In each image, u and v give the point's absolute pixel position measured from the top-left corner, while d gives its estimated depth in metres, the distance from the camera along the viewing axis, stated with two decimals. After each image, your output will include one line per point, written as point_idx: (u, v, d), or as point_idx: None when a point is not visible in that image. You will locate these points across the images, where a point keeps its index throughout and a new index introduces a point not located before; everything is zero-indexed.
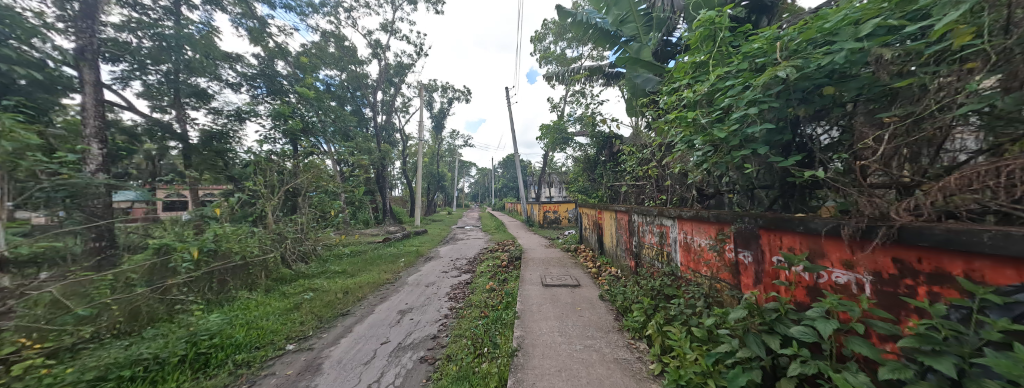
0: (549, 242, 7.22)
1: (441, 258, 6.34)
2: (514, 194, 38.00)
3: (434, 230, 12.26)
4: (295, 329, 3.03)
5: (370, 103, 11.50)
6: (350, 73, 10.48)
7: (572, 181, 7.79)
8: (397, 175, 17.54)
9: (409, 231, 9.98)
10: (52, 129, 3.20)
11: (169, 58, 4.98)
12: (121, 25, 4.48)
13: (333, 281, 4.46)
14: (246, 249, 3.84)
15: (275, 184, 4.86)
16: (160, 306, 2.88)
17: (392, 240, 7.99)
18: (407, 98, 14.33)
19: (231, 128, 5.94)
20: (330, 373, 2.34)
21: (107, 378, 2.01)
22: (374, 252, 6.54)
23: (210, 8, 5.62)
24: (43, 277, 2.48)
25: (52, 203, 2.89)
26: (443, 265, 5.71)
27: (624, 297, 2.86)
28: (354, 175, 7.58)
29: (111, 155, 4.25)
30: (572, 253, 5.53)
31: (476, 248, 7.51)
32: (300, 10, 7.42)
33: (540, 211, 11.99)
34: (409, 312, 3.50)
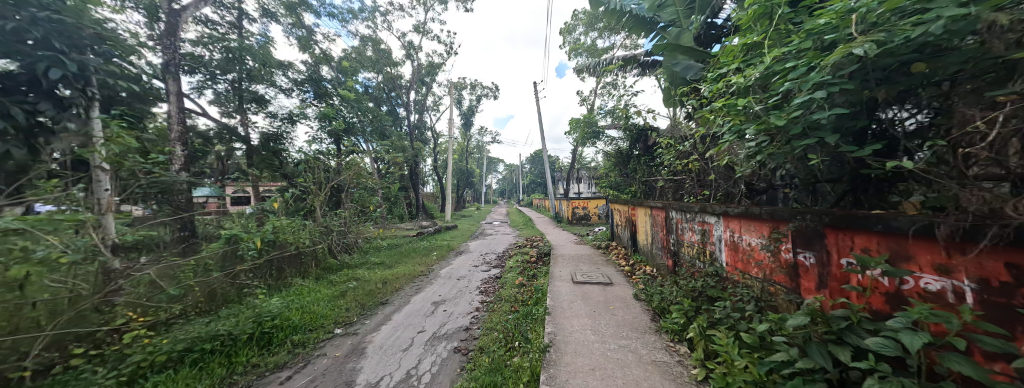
0: (579, 239, 7.12)
1: (471, 252, 6.52)
2: (542, 190, 37.78)
3: (464, 225, 12.59)
4: (341, 315, 3.28)
5: (404, 103, 12.03)
6: (386, 74, 11.03)
7: (603, 176, 7.56)
8: (428, 171, 18.24)
9: (440, 226, 10.39)
10: (146, 134, 3.72)
11: (235, 68, 5.56)
12: (197, 41, 5.08)
13: (373, 271, 4.78)
14: (299, 240, 4.21)
15: (322, 181, 5.17)
16: (232, 289, 3.28)
17: (425, 235, 8.37)
18: (438, 97, 14.78)
19: (284, 130, 6.59)
20: (374, 357, 2.52)
21: (193, 349, 2.35)
22: (409, 245, 6.87)
23: (266, 21, 6.19)
24: (144, 261, 2.85)
25: (148, 198, 3.40)
26: (472, 259, 5.82)
27: (660, 298, 2.74)
28: (390, 172, 8.01)
29: (191, 156, 4.90)
30: (602, 251, 5.37)
31: (504, 243, 7.63)
32: (341, 17, 7.90)
33: (568, 207, 11.88)
34: (441, 304, 3.62)
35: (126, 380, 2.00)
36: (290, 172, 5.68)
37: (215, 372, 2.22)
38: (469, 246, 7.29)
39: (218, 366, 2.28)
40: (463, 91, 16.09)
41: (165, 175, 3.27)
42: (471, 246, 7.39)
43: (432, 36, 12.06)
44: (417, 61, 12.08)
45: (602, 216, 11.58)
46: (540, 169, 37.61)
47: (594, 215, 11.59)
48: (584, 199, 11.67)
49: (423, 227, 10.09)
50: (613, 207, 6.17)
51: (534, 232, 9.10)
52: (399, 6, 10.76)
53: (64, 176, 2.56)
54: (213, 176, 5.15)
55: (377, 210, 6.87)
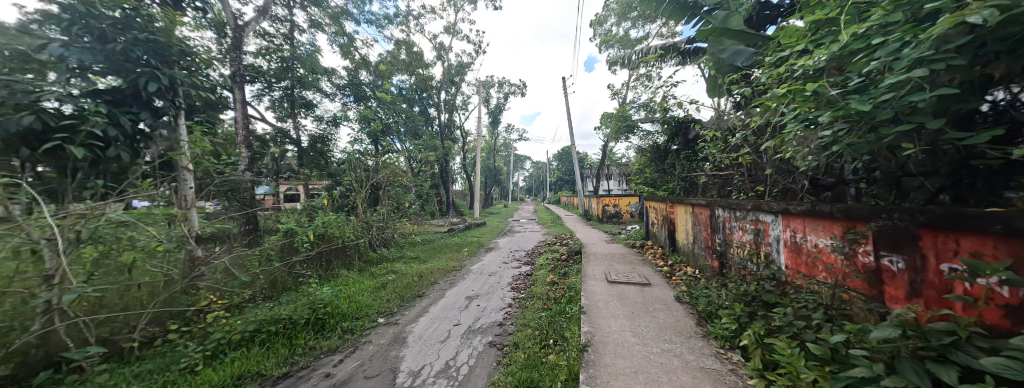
0: (611, 237, 6.90)
1: (501, 249, 6.60)
2: (568, 188, 37.15)
3: (492, 222, 12.77)
4: (383, 305, 3.48)
5: (434, 103, 12.42)
6: (418, 76, 11.44)
7: (637, 173, 7.24)
8: (457, 169, 18.71)
9: (469, 223, 10.63)
10: (218, 139, 4.20)
11: (287, 76, 6.08)
12: (257, 53, 5.61)
13: (410, 265, 5.00)
14: (345, 234, 4.52)
15: (363, 179, 5.50)
16: (289, 278, 3.61)
17: (455, 231, 8.59)
18: (467, 96, 15.07)
19: (329, 132, 7.10)
20: (415, 346, 2.66)
21: (261, 330, 2.64)
22: (441, 241, 7.10)
23: (313, 31, 6.68)
24: (220, 250, 3.22)
25: (220, 195, 3.84)
26: (503, 256, 5.88)
27: (706, 302, 2.57)
28: (423, 170, 8.31)
29: (253, 157, 5.45)
30: (637, 250, 5.17)
31: (533, 241, 7.62)
32: (378, 24, 8.30)
33: (598, 205, 11.57)
34: (474, 299, 3.70)
35: (210, 354, 2.35)
36: (335, 171, 6.11)
37: (279, 351, 2.49)
38: (499, 243, 7.36)
39: (281, 346, 2.55)
40: (490, 89, 16.22)
41: (233, 175, 3.66)
42: (501, 242, 7.48)
43: (461, 37, 12.27)
44: (447, 61, 12.39)
45: (635, 214, 11.11)
46: (567, 166, 36.99)
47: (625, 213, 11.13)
48: (615, 197, 11.32)
49: (454, 224, 10.37)
50: (648, 205, 5.91)
51: (563, 230, 8.99)
52: (430, 9, 11.08)
53: (157, 177, 2.96)
54: (270, 175, 5.69)
55: (411, 206, 7.18)
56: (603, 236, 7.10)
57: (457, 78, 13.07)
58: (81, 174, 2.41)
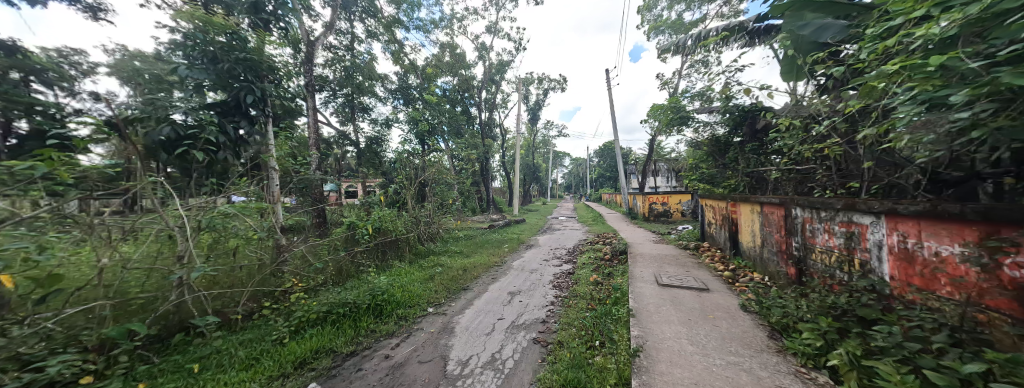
0: (659, 238, 6.48)
1: (542, 246, 6.59)
2: (609, 185, 35.65)
3: (532, 219, 12.84)
4: (432, 296, 3.72)
5: (476, 102, 12.82)
6: (461, 77, 11.90)
7: (692, 168, 6.67)
8: (496, 166, 19.12)
9: (509, 220, 10.79)
10: (296, 142, 4.82)
11: (349, 84, 6.74)
12: (325, 64, 6.30)
13: (454, 259, 5.24)
14: (397, 228, 4.88)
15: (413, 177, 5.87)
16: (352, 267, 4.02)
17: (496, 228, 8.81)
18: (506, 94, 15.26)
19: (382, 134, 7.73)
20: (462, 336, 2.80)
21: (332, 311, 3.01)
22: (482, 237, 7.33)
23: (370, 40, 7.31)
24: (298, 239, 3.69)
25: (297, 191, 4.40)
26: (544, 253, 5.87)
27: (781, 313, 2.28)
28: (465, 168, 8.63)
29: (321, 157, 6.16)
30: (691, 252, 4.77)
31: (574, 239, 7.47)
32: (425, 29, 8.76)
33: (644, 203, 10.99)
34: (517, 295, 3.75)
35: (294, 329, 2.75)
36: (387, 169, 6.63)
37: (347, 332, 2.82)
38: (540, 240, 7.35)
39: (348, 327, 2.88)
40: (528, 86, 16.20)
41: (307, 174, 4.16)
42: (540, 240, 7.47)
43: (500, 36, 12.41)
44: (488, 60, 12.67)
45: (686, 213, 10.36)
46: (607, 162, 35.46)
47: (675, 212, 10.47)
48: (664, 194, 10.65)
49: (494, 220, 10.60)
50: (704, 203, 5.42)
51: (605, 229, 8.68)
52: (473, 11, 11.40)
53: (251, 176, 3.49)
54: (334, 174, 6.38)
55: (455, 203, 7.50)
56: (650, 236, 6.68)
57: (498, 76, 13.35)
58: (198, 174, 2.95)
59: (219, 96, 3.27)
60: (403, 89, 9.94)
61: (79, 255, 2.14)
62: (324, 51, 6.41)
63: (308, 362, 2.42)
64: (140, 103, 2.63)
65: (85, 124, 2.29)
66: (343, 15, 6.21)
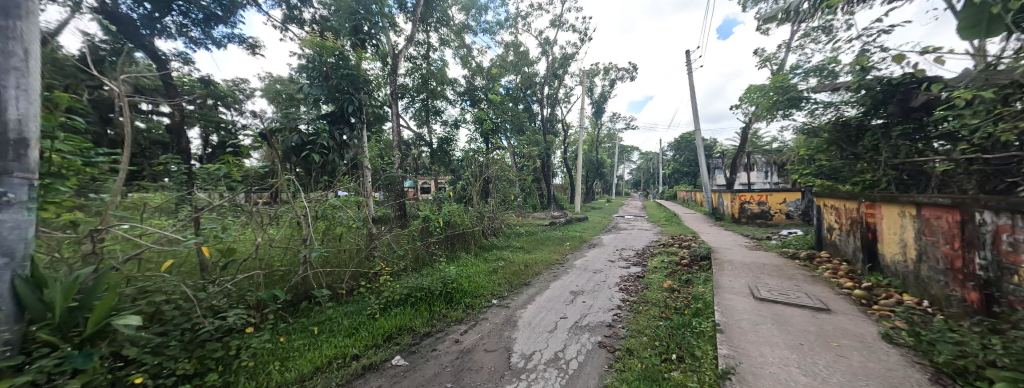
0: (752, 243, 5.52)
1: (606, 246, 6.29)
2: (685, 182, 31.89)
3: (595, 217, 12.40)
4: (496, 288, 3.90)
5: (539, 99, 12.94)
6: (524, 74, 12.14)
7: (816, 160, 5.51)
8: (557, 162, 19.00)
9: (571, 217, 10.59)
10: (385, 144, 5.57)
11: (426, 89, 7.48)
12: (407, 73, 7.13)
13: (515, 254, 5.39)
14: (464, 223, 5.23)
15: (478, 174, 6.18)
16: (426, 256, 4.47)
17: (558, 225, 8.77)
18: (569, 88, 15.01)
19: (451, 133, 8.40)
20: (526, 330, 2.86)
21: (412, 294, 3.39)
22: (544, 234, 7.36)
23: (444, 48, 7.98)
24: (385, 229, 4.26)
25: (384, 187, 5.08)
26: (609, 253, 5.58)
27: (954, 353, 1.69)
28: (527, 164, 8.76)
29: (403, 157, 7.01)
30: (801, 263, 3.93)
31: (643, 240, 6.92)
32: (492, 30, 9.15)
33: (732, 202, 9.73)
34: (582, 294, 3.65)
35: (383, 307, 3.20)
36: (456, 167, 7.15)
37: (424, 314, 3.15)
38: (604, 240, 7.02)
39: (425, 310, 3.22)
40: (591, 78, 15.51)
41: (391, 172, 4.76)
42: (604, 239, 7.15)
43: (564, 29, 12.15)
44: (552, 55, 12.60)
45: (793, 214, 8.74)
46: (683, 155, 31.60)
47: (776, 213, 8.89)
48: (759, 192, 9.13)
49: (556, 217, 10.50)
50: (824, 203, 4.37)
51: (682, 230, 7.83)
52: (538, 7, 11.47)
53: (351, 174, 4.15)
54: (413, 171, 7.19)
55: (516, 199, 7.68)
56: (741, 241, 5.73)
57: (560, 71, 13.13)
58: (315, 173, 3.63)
59: (330, 107, 3.96)
60: (470, 91, 10.65)
61: (245, 234, 2.87)
62: (407, 61, 7.27)
63: (393, 336, 2.77)
64: (279, 117, 3.35)
65: (247, 135, 3.04)
66: (422, 28, 6.87)
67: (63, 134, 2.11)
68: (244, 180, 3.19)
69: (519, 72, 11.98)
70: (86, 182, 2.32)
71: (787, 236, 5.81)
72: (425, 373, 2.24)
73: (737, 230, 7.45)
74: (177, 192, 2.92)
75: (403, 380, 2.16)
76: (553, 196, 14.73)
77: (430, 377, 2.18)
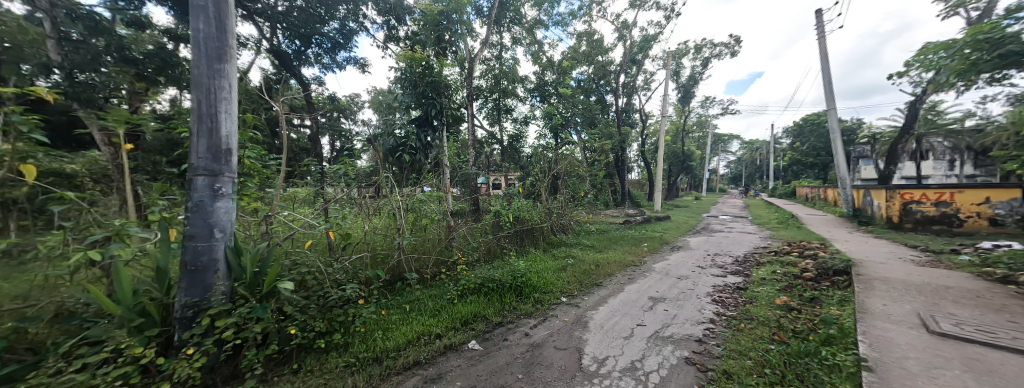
0: (916, 258, 4.10)
1: (690, 249, 5.58)
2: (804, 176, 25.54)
3: (676, 217, 11.14)
4: (565, 286, 3.84)
5: (613, 88, 12.37)
6: (598, 64, 11.88)
7: None
8: (632, 156, 17.83)
9: (649, 216, 9.75)
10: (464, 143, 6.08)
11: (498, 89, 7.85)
12: (481, 75, 7.59)
13: (585, 252, 5.23)
14: (533, 218, 5.32)
15: (546, 170, 6.15)
16: (497, 249, 4.69)
17: (632, 224, 8.21)
18: (649, 74, 14.08)
19: (522, 130, 8.68)
20: (598, 333, 2.73)
21: (484, 284, 3.60)
22: (616, 233, 6.96)
23: (516, 47, 8.24)
24: (461, 221, 4.63)
25: (461, 184, 5.53)
26: (697, 259, 4.91)
27: None
28: (597, 159, 8.37)
29: (478, 154, 7.55)
30: (1019, 292, 2.71)
31: (740, 245, 5.89)
32: (564, 22, 8.98)
33: (890, 202, 7.61)
34: (663, 302, 3.30)
35: (459, 293, 3.48)
36: (524, 163, 7.30)
37: (495, 304, 3.31)
38: (689, 243, 6.21)
39: (497, 300, 3.38)
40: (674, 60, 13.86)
41: (466, 170, 5.15)
42: (688, 241, 6.36)
43: (644, 8, 11.10)
44: (630, 39, 11.70)
45: (1005, 215, 6.26)
46: (802, 142, 25.31)
47: (968, 218, 6.55)
48: (936, 189, 6.89)
49: (629, 216, 9.73)
50: None
51: (797, 236, 6.37)
52: None
53: (434, 172, 4.64)
54: (486, 168, 7.67)
55: (586, 196, 7.44)
56: (901, 255, 4.29)
57: (638, 55, 12.09)
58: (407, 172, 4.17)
59: (419, 113, 4.50)
60: (540, 86, 10.78)
61: (356, 222, 3.48)
62: (483, 64, 7.78)
63: (469, 321, 2.99)
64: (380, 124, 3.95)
65: (359, 141, 3.69)
66: (496, 30, 7.18)
67: (251, 144, 2.90)
68: (356, 178, 3.89)
69: (592, 62, 11.76)
70: (263, 179, 3.19)
71: (989, 252, 4.08)
72: (498, 360, 2.35)
73: (890, 240, 5.61)
74: (315, 187, 3.76)
75: (478, 364, 2.30)
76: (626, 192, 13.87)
77: (502, 365, 2.27)
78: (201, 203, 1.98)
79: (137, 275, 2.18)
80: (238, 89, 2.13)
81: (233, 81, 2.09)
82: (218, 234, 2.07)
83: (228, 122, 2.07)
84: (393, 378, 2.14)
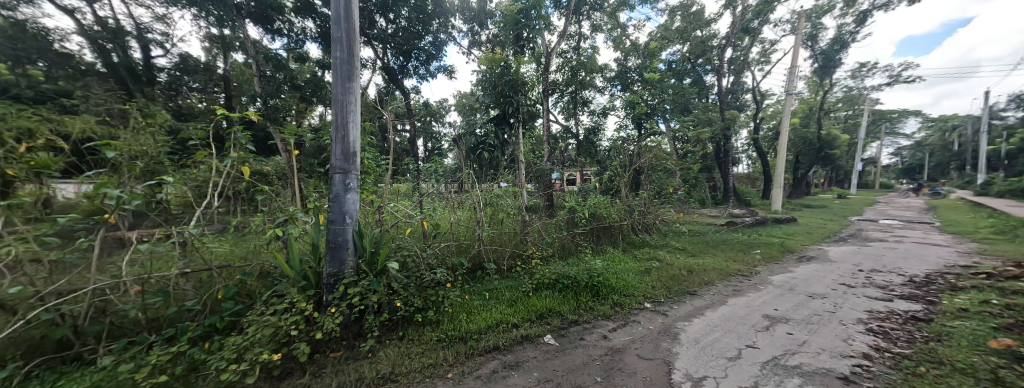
0: None
1: (823, 262, 4.40)
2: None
3: (802, 220, 8.93)
4: (649, 291, 3.53)
5: (715, 67, 10.95)
6: (696, 40, 10.70)
7: None
8: (740, 146, 15.20)
9: (760, 217, 8.09)
10: (543, 139, 6.17)
11: (575, 82, 7.79)
12: (558, 69, 7.60)
13: (675, 256, 4.69)
14: (612, 216, 5.03)
15: (627, 164, 5.75)
16: (572, 246, 4.61)
17: (737, 227, 6.95)
18: (769, 44, 11.83)
19: (600, 123, 8.41)
20: (692, 348, 2.39)
21: (559, 281, 3.57)
22: (717, 236, 6.02)
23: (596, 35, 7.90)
24: (536, 217, 4.70)
25: (539, 179, 5.60)
26: (836, 275, 3.83)
27: None
28: (691, 150, 7.37)
29: (554, 150, 7.57)
30: None
31: (911, 261, 4.33)
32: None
33: None
34: (784, 324, 2.68)
35: (534, 287, 3.53)
36: (602, 158, 6.97)
37: (570, 302, 3.24)
38: (825, 254, 4.86)
39: (572, 298, 3.31)
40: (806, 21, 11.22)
41: (542, 166, 5.20)
42: (820, 252, 5.02)
43: None
44: (740, 4, 9.87)
45: None
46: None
47: None
48: None
49: (733, 218, 8.21)
50: None
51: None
52: None
53: (512, 168, 4.82)
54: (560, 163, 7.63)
55: (675, 193, 6.63)
56: None
57: (752, 22, 10.07)
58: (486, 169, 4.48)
59: (498, 112, 4.77)
60: (621, 74, 10.18)
61: (444, 214, 3.90)
62: (562, 57, 7.75)
63: (544, 316, 3.01)
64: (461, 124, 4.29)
65: (446, 142, 4.11)
66: (575, 20, 7.03)
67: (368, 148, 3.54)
68: (444, 174, 4.36)
69: (689, 39, 10.56)
70: (377, 177, 3.87)
71: None
72: (574, 359, 2.29)
73: None
74: (413, 183, 4.38)
75: (554, 359, 2.30)
76: (729, 188, 12.04)
77: (579, 364, 2.21)
78: (338, 194, 2.53)
79: (301, 248, 2.92)
80: (360, 102, 2.61)
81: (357, 96, 2.57)
82: (348, 219, 2.56)
83: (354, 129, 2.56)
84: (476, 358, 2.31)
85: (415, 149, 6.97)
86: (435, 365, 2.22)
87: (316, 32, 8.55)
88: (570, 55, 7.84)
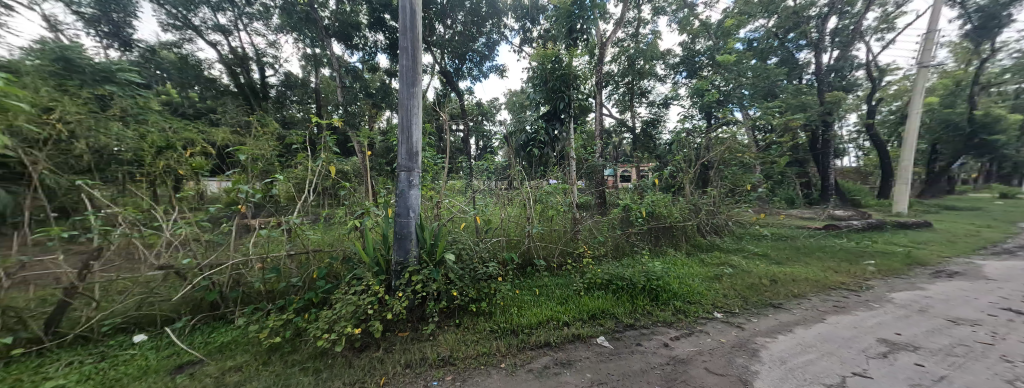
0: None
1: (972, 280, 3.41)
2: None
3: (942, 226, 6.99)
4: (720, 300, 3.17)
5: (812, 41, 9.39)
6: (785, 11, 9.22)
7: None
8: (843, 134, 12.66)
9: (873, 221, 6.61)
10: (596, 134, 5.93)
11: (632, 72, 7.38)
12: (613, 60, 7.25)
13: (753, 262, 4.12)
14: (673, 215, 4.62)
15: (693, 158, 5.23)
16: (626, 246, 4.37)
17: (838, 232, 5.79)
18: (891, 6, 9.60)
19: (662, 114, 7.81)
20: (775, 367, 2.08)
21: (613, 282, 3.42)
22: (815, 242, 5.06)
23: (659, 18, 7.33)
24: (587, 215, 4.56)
25: (592, 176, 5.40)
26: (993, 297, 2.94)
27: None
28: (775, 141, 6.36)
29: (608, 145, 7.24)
30: None
31: None
32: None
33: None
34: (910, 353, 2.15)
35: (585, 287, 3.44)
36: (663, 152, 6.44)
37: (625, 304, 3.08)
38: (977, 271, 3.76)
39: (627, 301, 3.14)
40: None
41: (593, 162, 5.01)
42: (969, 268, 3.89)
43: None
44: None
45: None
46: None
47: None
48: None
49: (832, 221, 6.85)
50: None
51: None
52: None
53: (563, 165, 4.73)
54: (614, 159, 7.27)
55: (753, 190, 5.81)
56: None
57: None
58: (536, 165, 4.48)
59: (550, 107, 4.73)
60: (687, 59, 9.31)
61: (495, 209, 4.02)
62: (620, 47, 7.38)
63: (597, 317, 2.91)
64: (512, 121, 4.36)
65: (497, 139, 4.22)
66: (634, 4, 6.61)
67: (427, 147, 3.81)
68: (496, 171, 4.48)
69: (775, 11, 9.12)
70: (434, 175, 4.14)
71: None
72: (630, 364, 2.18)
73: None
74: (467, 181, 4.59)
75: (608, 362, 2.21)
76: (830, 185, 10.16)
77: (637, 370, 2.09)
78: (403, 190, 2.78)
79: (374, 238, 3.28)
80: (422, 105, 2.81)
81: (419, 100, 2.77)
82: (412, 212, 2.80)
83: (416, 130, 2.78)
84: (528, 352, 2.35)
85: (468, 147, 7.33)
86: (490, 354, 2.31)
87: (384, 44, 9.50)
88: (627, 44, 7.41)
